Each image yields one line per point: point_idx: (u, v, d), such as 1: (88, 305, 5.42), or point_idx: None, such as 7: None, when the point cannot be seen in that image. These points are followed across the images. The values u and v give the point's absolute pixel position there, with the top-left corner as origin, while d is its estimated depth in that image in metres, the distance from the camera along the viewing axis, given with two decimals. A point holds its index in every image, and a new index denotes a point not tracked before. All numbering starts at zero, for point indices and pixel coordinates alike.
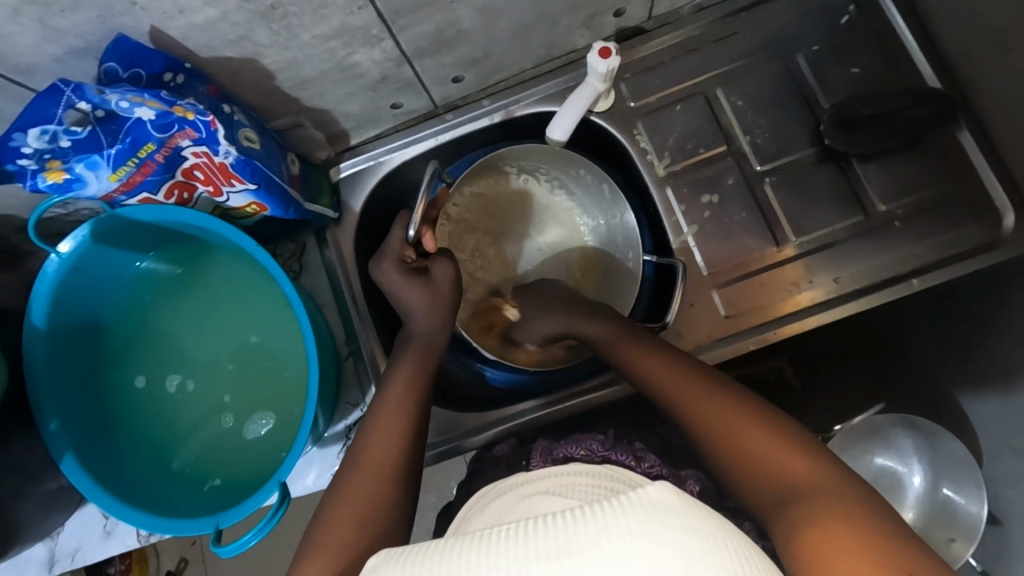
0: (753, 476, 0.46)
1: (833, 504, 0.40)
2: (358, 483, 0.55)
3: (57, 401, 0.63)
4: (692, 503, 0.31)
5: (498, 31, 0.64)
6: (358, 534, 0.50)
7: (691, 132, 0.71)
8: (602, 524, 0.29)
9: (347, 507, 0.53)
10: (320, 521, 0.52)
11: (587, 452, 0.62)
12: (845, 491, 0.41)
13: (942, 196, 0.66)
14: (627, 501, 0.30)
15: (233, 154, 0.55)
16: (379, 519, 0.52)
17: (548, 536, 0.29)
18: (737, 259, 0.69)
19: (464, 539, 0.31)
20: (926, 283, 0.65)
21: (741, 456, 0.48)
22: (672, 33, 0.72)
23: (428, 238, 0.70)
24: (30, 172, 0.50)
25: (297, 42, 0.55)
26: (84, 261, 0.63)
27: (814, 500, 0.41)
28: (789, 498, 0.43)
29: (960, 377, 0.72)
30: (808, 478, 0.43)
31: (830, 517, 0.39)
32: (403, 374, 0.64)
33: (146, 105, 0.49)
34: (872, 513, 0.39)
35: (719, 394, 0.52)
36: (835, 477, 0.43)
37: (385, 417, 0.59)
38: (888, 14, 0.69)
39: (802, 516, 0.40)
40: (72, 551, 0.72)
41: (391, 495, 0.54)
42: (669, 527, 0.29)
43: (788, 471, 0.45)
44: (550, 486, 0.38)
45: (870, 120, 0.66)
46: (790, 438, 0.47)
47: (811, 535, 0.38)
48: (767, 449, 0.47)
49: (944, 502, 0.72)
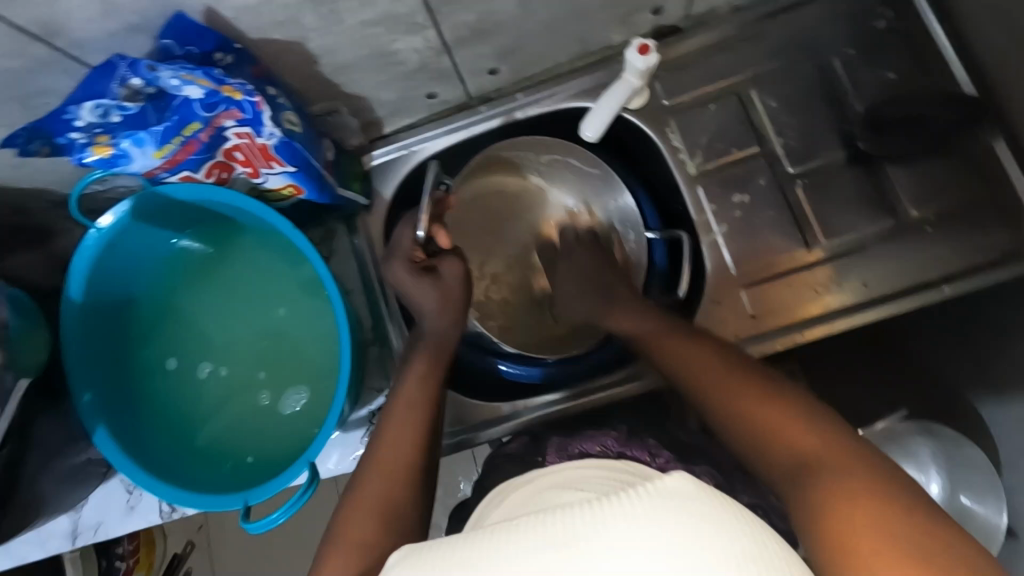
0: (764, 451, 0.46)
1: (849, 476, 0.39)
2: (374, 473, 0.54)
3: (89, 374, 0.64)
4: (713, 493, 0.30)
5: (538, 25, 0.65)
6: (376, 527, 0.49)
7: (724, 131, 0.71)
8: (615, 514, 0.28)
9: (363, 503, 0.52)
10: (342, 515, 0.51)
11: (603, 447, 0.59)
12: (857, 461, 0.40)
13: (974, 204, 0.66)
14: (638, 492, 0.30)
15: (276, 136, 0.56)
16: (397, 511, 0.51)
17: (563, 525, 0.29)
18: (766, 260, 0.69)
19: (476, 534, 0.31)
20: (956, 290, 0.66)
21: (754, 434, 0.47)
22: (707, 33, 0.72)
23: (442, 235, 0.66)
24: (79, 146, 0.51)
25: (344, 27, 0.56)
26: (121, 237, 0.64)
27: (824, 471, 0.40)
28: (803, 475, 0.41)
29: (983, 387, 0.72)
30: (819, 448, 0.42)
31: (845, 496, 0.38)
32: (419, 366, 0.63)
33: (196, 83, 0.50)
34: (886, 481, 0.38)
35: (744, 377, 0.52)
36: (858, 454, 0.41)
37: (405, 406, 0.59)
38: (925, 20, 0.69)
39: (813, 490, 0.40)
40: (94, 525, 0.71)
41: (408, 487, 0.54)
42: (704, 522, 0.28)
43: (800, 441, 0.44)
44: (565, 481, 0.37)
45: (906, 126, 0.66)
46: (802, 409, 0.46)
47: (835, 518, 0.37)
48: (773, 420, 0.46)
49: (962, 510, 0.70)
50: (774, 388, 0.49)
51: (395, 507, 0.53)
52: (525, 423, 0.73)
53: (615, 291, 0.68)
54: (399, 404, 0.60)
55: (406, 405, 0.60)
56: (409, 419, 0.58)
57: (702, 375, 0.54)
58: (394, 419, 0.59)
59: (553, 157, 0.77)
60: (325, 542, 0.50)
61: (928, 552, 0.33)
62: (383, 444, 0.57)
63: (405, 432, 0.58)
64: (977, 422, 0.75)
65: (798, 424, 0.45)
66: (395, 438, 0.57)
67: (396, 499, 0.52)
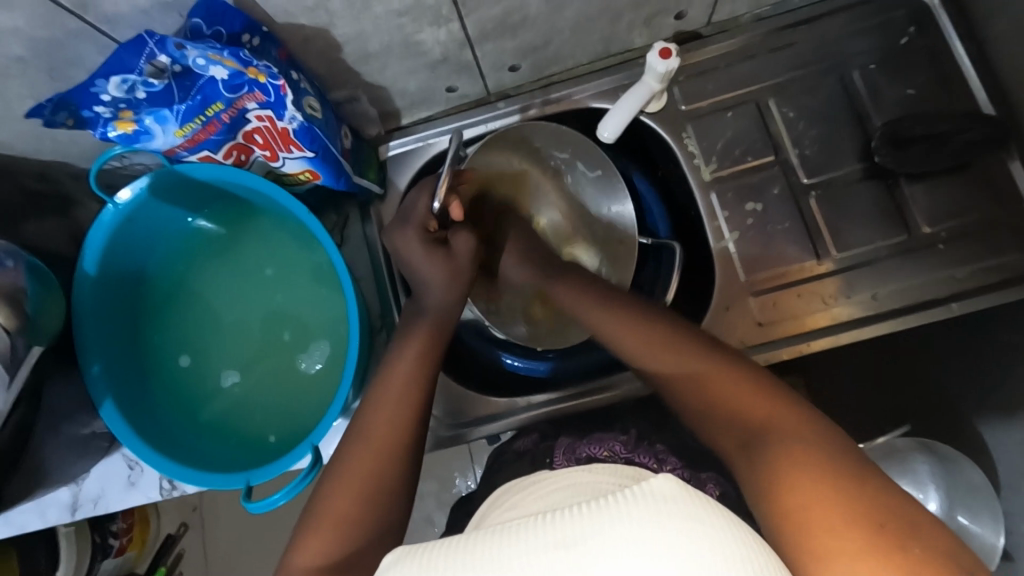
0: (724, 423, 0.47)
1: (801, 454, 0.41)
2: (366, 454, 0.54)
3: (98, 347, 0.65)
4: (700, 496, 0.30)
5: (563, 21, 0.65)
6: (364, 514, 0.51)
7: (742, 138, 0.72)
8: (608, 517, 0.28)
9: (361, 482, 0.53)
10: (327, 493, 0.53)
11: (610, 452, 0.61)
12: (814, 439, 0.42)
13: (988, 223, 0.66)
14: (632, 494, 0.29)
15: (297, 120, 0.56)
16: (381, 491, 0.53)
17: (558, 527, 0.28)
18: (777, 269, 0.69)
19: (473, 535, 0.30)
20: (965, 308, 0.65)
21: (713, 409, 0.48)
22: (729, 40, 0.73)
23: (455, 206, 0.64)
24: (103, 120, 0.52)
25: (371, 15, 0.56)
26: (137, 213, 0.65)
27: (780, 446, 0.42)
28: (754, 444, 0.44)
29: (990, 407, 0.72)
30: (771, 422, 0.44)
31: (794, 466, 0.40)
32: (415, 345, 0.61)
33: (221, 64, 0.50)
34: (837, 457, 0.40)
35: (682, 346, 0.52)
36: (808, 423, 0.43)
37: (405, 382, 0.58)
38: (947, 37, 0.69)
39: (772, 470, 0.41)
40: (95, 498, 0.71)
41: (398, 469, 0.54)
42: (698, 522, 0.28)
43: (757, 413, 0.45)
44: (568, 483, 0.37)
45: (924, 140, 0.66)
46: (764, 389, 0.47)
47: (788, 495, 0.39)
48: (737, 398, 0.47)
49: (960, 529, 0.69)
50: (731, 367, 0.49)
51: (393, 488, 0.53)
52: (528, 418, 0.73)
53: (557, 265, 0.66)
54: (394, 377, 0.59)
55: (402, 382, 0.58)
56: (405, 400, 0.57)
57: (621, 333, 0.56)
58: (390, 402, 0.57)
59: (562, 157, 0.75)
60: (307, 514, 0.52)
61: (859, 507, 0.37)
62: (375, 421, 0.56)
63: (399, 411, 0.57)
64: (979, 441, 0.75)
65: (750, 394, 0.47)
66: (386, 409, 0.57)
67: (382, 476, 0.53)
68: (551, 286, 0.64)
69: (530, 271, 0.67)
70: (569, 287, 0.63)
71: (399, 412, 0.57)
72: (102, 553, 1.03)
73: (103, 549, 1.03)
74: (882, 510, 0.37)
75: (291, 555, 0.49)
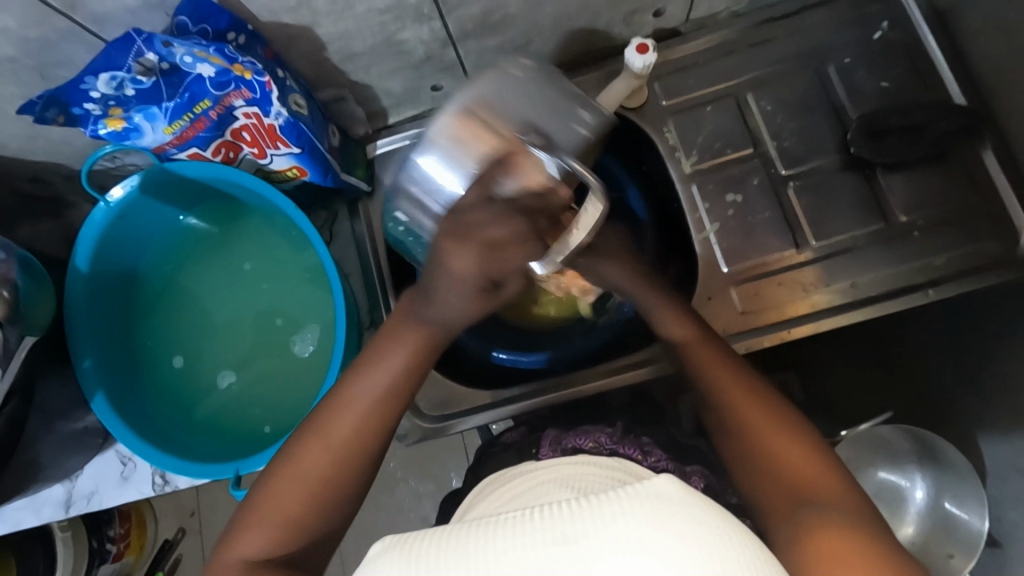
0: (762, 469, 0.48)
1: (839, 514, 0.42)
2: (311, 456, 0.52)
3: (90, 341, 0.66)
4: (697, 494, 0.32)
5: (543, 20, 0.67)
6: (303, 515, 0.51)
7: (721, 132, 0.73)
8: (609, 516, 0.29)
9: (300, 481, 0.52)
10: (267, 487, 0.53)
11: (596, 443, 0.61)
12: (851, 505, 0.43)
13: (964, 210, 0.67)
14: (634, 494, 0.30)
15: (283, 116, 0.58)
16: (326, 498, 0.52)
17: (558, 521, 0.29)
18: (758, 259, 0.70)
19: (464, 527, 0.31)
20: (942, 293, 0.66)
21: (754, 456, 0.49)
22: (708, 36, 0.74)
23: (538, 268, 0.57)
24: (93, 117, 0.54)
25: (354, 13, 0.58)
26: (129, 211, 0.66)
27: (821, 508, 0.43)
28: (796, 501, 0.44)
29: (973, 394, 0.73)
30: (818, 487, 0.45)
31: (827, 521, 0.41)
32: (395, 358, 0.55)
33: (208, 61, 0.52)
34: (873, 526, 0.41)
35: (760, 390, 0.53)
36: (851, 491, 0.44)
37: (372, 388, 0.55)
38: (920, 30, 0.71)
39: (809, 522, 0.42)
40: (89, 494, 0.72)
41: (347, 479, 0.53)
42: (697, 524, 0.30)
43: (803, 475, 0.46)
44: (558, 476, 0.38)
45: (899, 131, 0.67)
46: (812, 450, 0.48)
47: (818, 537, 0.40)
48: (797, 461, 0.47)
49: (947, 516, 0.73)
50: (793, 423, 0.50)
51: (337, 496, 0.53)
52: (517, 410, 0.73)
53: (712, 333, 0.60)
54: (363, 382, 0.55)
55: (376, 394, 0.54)
56: (371, 406, 0.54)
57: (714, 365, 0.56)
58: (352, 406, 0.54)
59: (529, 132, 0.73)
60: (245, 505, 0.53)
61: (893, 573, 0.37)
62: (333, 420, 0.54)
63: (366, 416, 0.54)
64: (963, 428, 0.76)
65: (798, 450, 0.48)
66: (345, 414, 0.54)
67: (336, 482, 0.53)
68: (687, 352, 0.58)
69: (686, 333, 0.59)
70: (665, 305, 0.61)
71: (367, 414, 0.54)
72: (99, 557, 1.03)
73: (100, 554, 1.04)
74: None
75: (228, 545, 0.50)
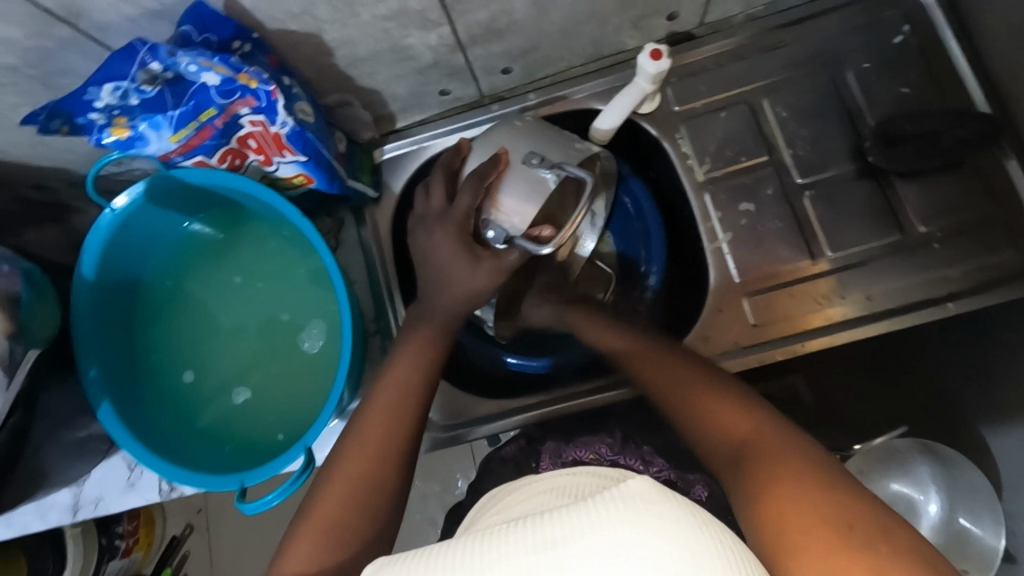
0: (704, 434, 0.50)
1: (783, 468, 0.42)
2: (354, 457, 0.54)
3: (95, 351, 0.66)
4: (681, 496, 0.29)
5: (551, 25, 0.65)
6: (361, 518, 0.51)
7: (733, 138, 0.71)
8: (583, 521, 0.27)
9: (342, 485, 0.52)
10: (313, 499, 0.53)
11: (594, 456, 0.62)
12: (794, 452, 0.43)
13: (985, 221, 0.65)
14: (612, 498, 0.28)
15: (289, 125, 0.56)
16: (376, 497, 0.52)
17: (537, 530, 0.28)
18: (770, 269, 0.69)
19: (461, 542, 0.29)
20: (961, 307, 0.65)
21: (692, 421, 0.51)
22: (722, 40, 0.73)
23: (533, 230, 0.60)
24: (98, 126, 0.53)
25: (359, 21, 0.57)
26: (134, 219, 0.66)
27: (764, 461, 0.44)
28: (741, 456, 0.46)
29: (990, 408, 0.72)
30: (754, 437, 0.46)
31: (772, 478, 0.42)
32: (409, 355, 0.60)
33: (213, 70, 0.51)
34: (811, 468, 0.42)
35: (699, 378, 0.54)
36: (783, 434, 0.46)
37: (398, 382, 0.59)
38: (941, 34, 0.69)
39: (756, 482, 0.43)
40: (95, 499, 0.71)
41: (392, 479, 0.54)
42: (678, 528, 0.27)
43: (736, 431, 0.48)
44: (550, 487, 0.36)
45: (915, 139, 0.65)
46: (745, 409, 0.49)
47: (768, 497, 0.41)
48: (743, 423, 0.48)
49: (959, 531, 0.71)
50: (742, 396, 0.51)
51: (380, 495, 0.52)
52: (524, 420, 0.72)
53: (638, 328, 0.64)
54: (390, 385, 0.58)
55: (401, 383, 0.58)
56: (405, 402, 0.57)
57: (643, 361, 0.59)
58: (385, 396, 0.58)
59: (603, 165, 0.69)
60: (294, 522, 0.52)
61: (835, 515, 0.38)
62: (370, 424, 0.56)
63: (394, 409, 0.57)
64: (979, 441, 0.75)
65: (732, 409, 0.50)
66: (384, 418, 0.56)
67: (382, 485, 0.53)
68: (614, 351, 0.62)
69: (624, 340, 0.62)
70: (588, 317, 0.67)
71: (395, 409, 0.57)
72: (108, 554, 1.04)
73: (109, 551, 1.04)
74: (868, 523, 0.37)
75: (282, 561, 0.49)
